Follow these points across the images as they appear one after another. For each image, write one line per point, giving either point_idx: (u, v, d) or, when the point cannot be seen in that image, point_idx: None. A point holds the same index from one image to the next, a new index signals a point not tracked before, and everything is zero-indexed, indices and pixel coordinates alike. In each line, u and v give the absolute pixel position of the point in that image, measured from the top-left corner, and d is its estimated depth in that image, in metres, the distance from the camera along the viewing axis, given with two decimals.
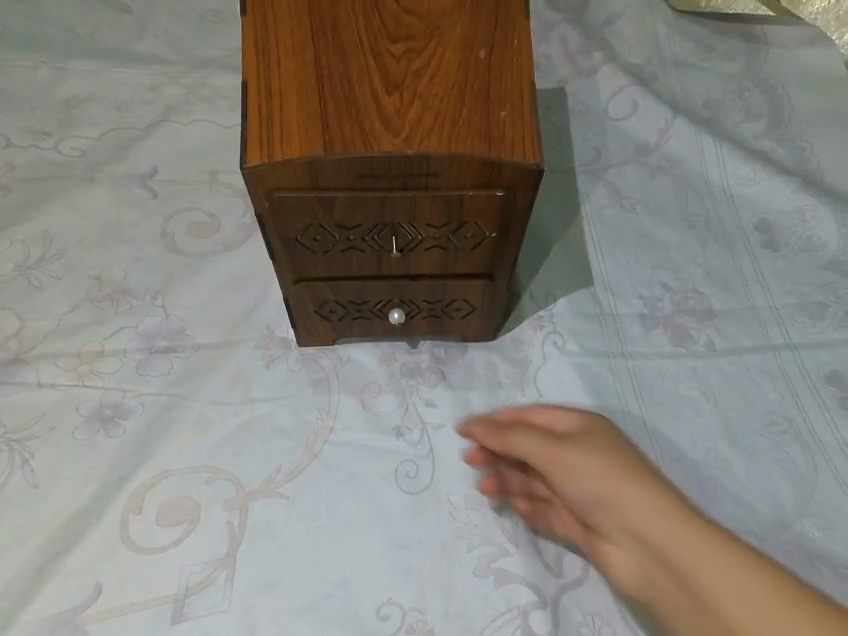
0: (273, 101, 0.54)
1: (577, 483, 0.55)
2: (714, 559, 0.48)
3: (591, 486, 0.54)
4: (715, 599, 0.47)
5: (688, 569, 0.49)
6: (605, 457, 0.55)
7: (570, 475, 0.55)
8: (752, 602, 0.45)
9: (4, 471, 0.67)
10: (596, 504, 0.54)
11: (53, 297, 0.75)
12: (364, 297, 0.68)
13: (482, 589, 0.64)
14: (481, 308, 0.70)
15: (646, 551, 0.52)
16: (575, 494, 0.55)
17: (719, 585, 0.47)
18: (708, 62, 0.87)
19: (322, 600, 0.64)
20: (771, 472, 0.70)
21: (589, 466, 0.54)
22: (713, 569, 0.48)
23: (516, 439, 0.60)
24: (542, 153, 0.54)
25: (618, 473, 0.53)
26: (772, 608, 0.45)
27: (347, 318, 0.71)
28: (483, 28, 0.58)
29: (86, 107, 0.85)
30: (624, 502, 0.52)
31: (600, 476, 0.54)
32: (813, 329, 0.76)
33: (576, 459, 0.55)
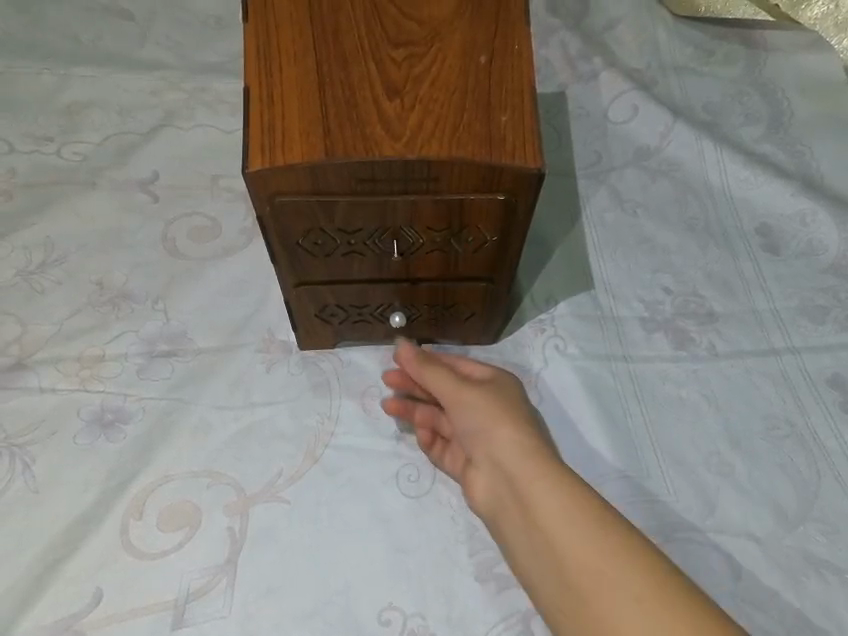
0: (275, 106, 0.54)
1: (467, 414, 0.64)
2: (556, 497, 0.55)
3: (476, 419, 0.63)
4: (541, 516, 0.55)
5: (521, 483, 0.57)
6: (497, 404, 0.63)
7: (463, 406, 0.64)
8: (572, 526, 0.53)
9: (5, 476, 0.67)
10: (474, 433, 0.63)
11: (54, 302, 0.75)
12: (365, 300, 0.68)
13: (483, 594, 0.64)
14: (482, 312, 0.70)
15: (497, 475, 0.60)
16: (462, 424, 0.64)
17: (550, 510, 0.55)
18: (708, 66, 0.88)
19: (323, 604, 0.64)
20: (773, 476, 0.70)
21: (482, 404, 0.63)
22: (551, 499, 0.55)
23: (430, 370, 0.66)
24: (542, 158, 0.54)
25: (501, 415, 0.62)
26: (566, 509, 0.54)
27: (348, 322, 0.71)
28: (483, 34, 0.58)
29: (88, 112, 0.85)
30: (496, 434, 0.61)
31: (486, 411, 0.63)
32: (814, 333, 0.76)
33: (471, 396, 0.64)
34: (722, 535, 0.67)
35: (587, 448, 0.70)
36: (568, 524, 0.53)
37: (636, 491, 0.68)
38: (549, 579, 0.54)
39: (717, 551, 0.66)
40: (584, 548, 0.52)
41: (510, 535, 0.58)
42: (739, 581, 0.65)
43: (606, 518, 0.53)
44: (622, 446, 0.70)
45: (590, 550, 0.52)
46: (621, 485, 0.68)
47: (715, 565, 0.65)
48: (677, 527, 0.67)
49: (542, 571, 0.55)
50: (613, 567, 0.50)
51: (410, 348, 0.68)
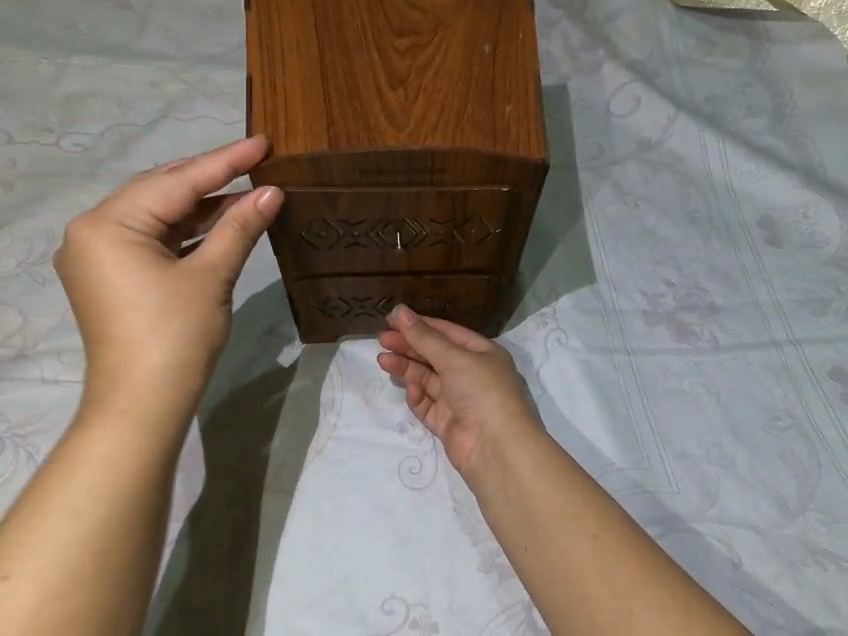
0: (278, 97, 0.54)
1: (458, 377, 0.67)
2: (535, 454, 0.61)
3: (467, 383, 0.67)
4: (517, 467, 0.60)
5: (505, 445, 0.62)
6: (489, 372, 0.67)
7: (454, 370, 0.68)
8: (546, 480, 0.58)
9: (9, 466, 0.67)
10: (463, 395, 0.67)
11: (55, 294, 0.75)
12: (366, 294, 0.68)
13: (485, 585, 0.65)
14: (484, 305, 0.71)
15: (482, 435, 0.65)
16: (451, 386, 0.68)
17: (527, 464, 0.60)
18: (710, 58, 0.88)
19: (327, 594, 0.64)
20: (774, 467, 0.70)
21: (476, 370, 0.67)
22: (530, 456, 0.61)
23: (426, 338, 0.69)
24: (547, 149, 0.54)
25: (492, 383, 0.67)
26: (544, 468, 0.59)
27: (350, 314, 0.71)
28: (487, 24, 0.58)
29: (87, 103, 0.85)
30: (485, 398, 0.66)
31: (478, 378, 0.67)
32: (816, 325, 0.76)
33: (462, 362, 0.68)
34: (724, 527, 0.67)
35: (589, 441, 0.71)
36: (542, 476, 0.59)
37: (639, 483, 0.68)
38: (514, 523, 0.58)
39: (719, 543, 0.66)
40: (555, 497, 0.57)
41: (484, 486, 0.62)
42: (740, 572, 0.65)
43: (579, 476, 0.59)
44: (623, 439, 0.70)
45: (563, 497, 0.57)
46: (623, 476, 0.69)
47: (716, 556, 0.66)
48: (679, 519, 0.67)
49: (509, 515, 0.59)
50: (582, 514, 0.56)
51: (409, 315, 0.69)
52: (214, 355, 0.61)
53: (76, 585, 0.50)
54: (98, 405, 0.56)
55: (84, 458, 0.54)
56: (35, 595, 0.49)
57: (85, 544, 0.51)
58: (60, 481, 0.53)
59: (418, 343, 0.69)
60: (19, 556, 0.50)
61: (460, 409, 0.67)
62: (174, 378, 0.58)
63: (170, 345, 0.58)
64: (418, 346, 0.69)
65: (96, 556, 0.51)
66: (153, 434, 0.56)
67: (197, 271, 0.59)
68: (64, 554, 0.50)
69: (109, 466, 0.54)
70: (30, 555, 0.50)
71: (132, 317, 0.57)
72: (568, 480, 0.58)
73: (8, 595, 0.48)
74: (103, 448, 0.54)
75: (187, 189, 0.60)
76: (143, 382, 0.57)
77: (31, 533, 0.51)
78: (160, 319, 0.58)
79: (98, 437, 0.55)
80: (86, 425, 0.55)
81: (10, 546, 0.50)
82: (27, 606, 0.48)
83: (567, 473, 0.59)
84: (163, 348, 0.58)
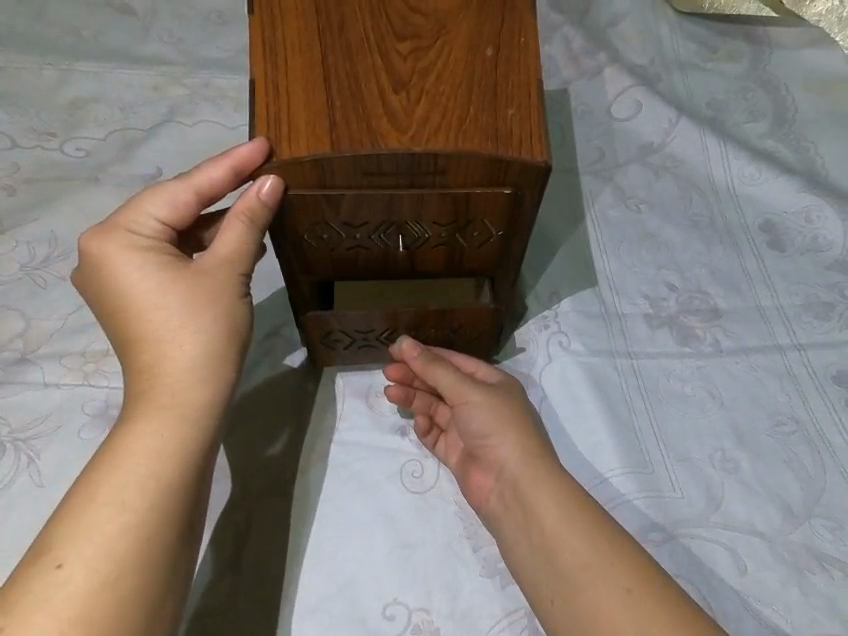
0: (281, 99, 0.54)
1: (473, 415, 0.66)
2: (555, 495, 0.60)
3: (483, 422, 0.65)
4: (538, 510, 0.60)
5: (523, 486, 0.61)
6: (504, 408, 0.66)
7: (468, 408, 0.66)
8: (568, 522, 0.58)
9: (10, 470, 0.67)
10: (479, 436, 0.65)
11: (58, 297, 0.75)
12: (369, 326, 0.66)
13: (488, 590, 0.64)
14: (486, 331, 0.69)
15: (499, 477, 0.64)
16: (466, 425, 0.66)
17: (547, 505, 0.60)
18: (711, 63, 0.87)
19: (329, 599, 0.63)
20: (778, 472, 0.69)
21: (489, 410, 0.65)
22: (551, 497, 0.60)
23: (434, 368, 0.66)
24: (549, 152, 0.54)
25: (508, 419, 0.65)
26: (564, 511, 0.59)
27: (353, 346, 0.70)
28: (490, 27, 0.58)
29: (91, 108, 0.85)
30: (502, 441, 0.64)
31: (494, 417, 0.65)
32: (820, 329, 0.76)
33: (477, 398, 0.66)
34: (728, 531, 0.66)
35: (592, 445, 0.70)
36: (563, 517, 0.59)
37: (642, 486, 0.68)
38: (538, 569, 0.58)
39: (722, 548, 0.66)
40: (577, 543, 0.57)
41: (505, 533, 0.62)
42: (744, 578, 0.65)
43: (600, 519, 0.59)
44: (626, 443, 0.70)
45: (584, 545, 0.57)
46: (626, 480, 0.68)
47: (720, 560, 0.65)
48: (682, 523, 0.67)
49: (532, 559, 0.59)
50: (607, 561, 0.56)
51: (415, 346, 0.66)
52: (246, 349, 0.59)
53: (126, 576, 0.48)
54: (138, 400, 0.55)
55: (128, 450, 0.52)
56: (87, 588, 0.46)
57: (133, 540, 0.49)
58: (101, 478, 0.51)
59: (432, 374, 0.66)
60: (66, 552, 0.47)
61: (475, 446, 0.66)
62: (208, 370, 0.56)
63: (203, 337, 0.56)
64: (431, 377, 0.66)
65: (146, 547, 0.49)
66: (196, 425, 0.54)
67: (218, 260, 0.57)
68: (112, 552, 0.48)
69: (153, 455, 0.52)
70: (78, 548, 0.48)
71: (162, 312, 0.56)
72: (589, 524, 0.58)
73: (59, 585, 0.46)
74: (146, 441, 0.52)
75: (195, 194, 0.58)
76: (179, 375, 0.55)
77: (79, 527, 0.48)
78: (188, 312, 0.56)
79: (136, 432, 0.53)
80: (126, 421, 0.54)
81: (58, 539, 0.48)
82: (78, 607, 0.46)
83: (586, 516, 0.58)
84: (194, 341, 0.56)
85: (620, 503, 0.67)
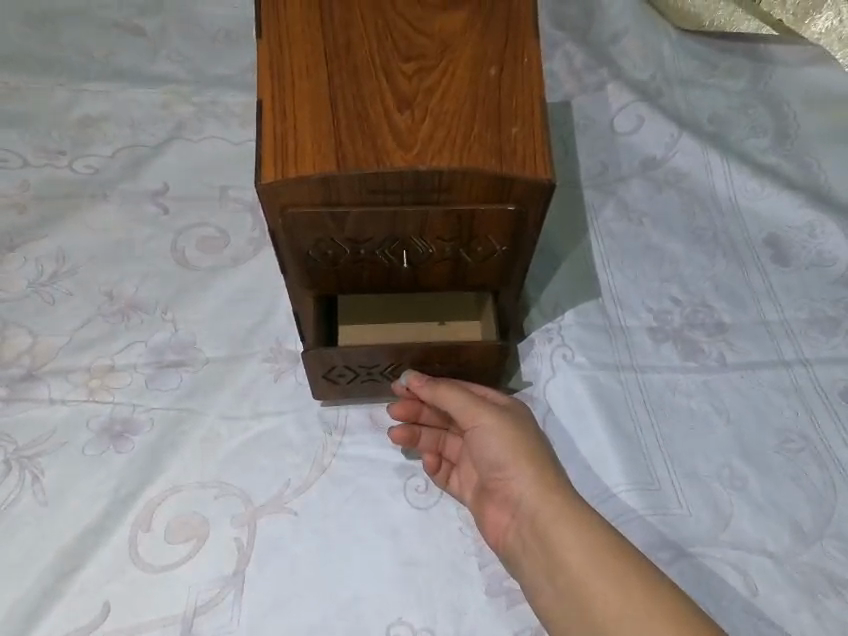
0: (287, 117, 0.55)
1: (486, 440, 0.63)
2: (578, 530, 0.57)
3: (496, 447, 0.63)
4: (561, 552, 0.57)
5: (540, 526, 0.59)
6: (518, 432, 0.63)
7: (480, 430, 0.64)
8: (593, 564, 0.55)
9: (13, 488, 0.67)
10: (494, 461, 0.63)
11: (65, 313, 0.76)
12: (374, 361, 0.64)
13: (493, 609, 0.64)
14: (493, 365, 0.67)
15: (516, 508, 0.62)
16: (481, 448, 0.64)
17: (571, 548, 0.57)
18: (712, 79, 0.88)
19: (332, 618, 0.63)
20: (785, 489, 0.69)
21: (501, 431, 0.63)
22: (575, 537, 0.57)
23: (443, 392, 0.64)
24: (552, 170, 0.54)
25: (522, 444, 0.63)
26: (581, 548, 0.56)
27: (356, 381, 0.68)
28: (493, 48, 0.59)
29: (100, 126, 0.86)
30: (518, 466, 0.62)
31: (508, 440, 0.63)
32: (826, 345, 0.76)
33: (489, 422, 0.63)
34: (736, 550, 0.66)
35: (596, 459, 0.70)
36: (588, 560, 0.56)
37: (646, 502, 0.68)
38: (569, 619, 0.55)
39: (731, 567, 0.65)
40: (604, 586, 0.54)
41: (527, 574, 0.60)
42: (755, 598, 0.64)
43: (618, 545, 0.56)
44: (631, 458, 0.70)
45: (604, 580, 0.54)
46: (630, 497, 0.68)
47: (728, 580, 0.65)
48: (688, 542, 0.66)
49: (560, 608, 0.56)
50: (638, 602, 0.52)
51: (420, 376, 0.65)
52: None
53: None
54: None
55: None
56: None
57: None
58: None
59: (446, 399, 0.64)
60: None
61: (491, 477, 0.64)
62: None
63: None
64: (444, 402, 0.64)
65: None
66: None
67: None
68: None
69: None
70: None
71: None
72: (608, 555, 0.55)
73: None
74: None
75: None
76: None
77: None
78: None
79: None
80: None
81: None
82: None
83: (603, 547, 0.56)
84: None
85: (625, 519, 0.67)
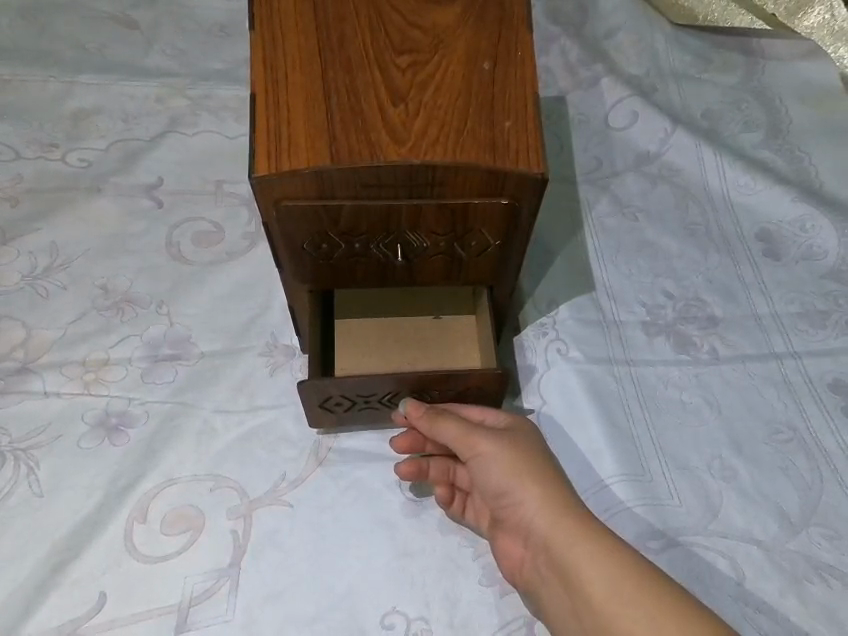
0: (281, 112, 0.55)
1: (489, 469, 0.62)
2: (593, 557, 0.56)
3: (499, 475, 0.61)
4: (588, 586, 0.55)
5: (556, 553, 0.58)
6: (520, 456, 0.61)
7: (481, 458, 0.62)
8: (625, 596, 0.54)
9: (9, 481, 0.67)
10: (499, 490, 0.62)
11: (60, 306, 0.76)
12: (371, 388, 0.63)
13: (487, 598, 0.65)
14: (495, 391, 0.65)
15: (532, 535, 0.60)
16: (484, 477, 0.62)
17: (597, 580, 0.55)
18: (707, 75, 0.90)
19: (327, 609, 0.63)
20: (775, 480, 0.70)
21: (503, 456, 0.61)
22: (597, 568, 0.55)
23: (441, 422, 0.62)
24: (546, 163, 0.55)
25: (526, 468, 0.61)
26: (599, 575, 0.55)
27: (353, 408, 0.66)
28: (486, 42, 0.59)
29: (93, 120, 0.86)
30: (525, 490, 0.60)
31: (510, 465, 0.61)
32: (815, 338, 0.77)
33: (489, 450, 0.61)
34: (726, 540, 0.67)
35: (589, 453, 0.70)
36: (619, 592, 0.54)
37: (638, 495, 0.68)
38: None
39: (721, 556, 0.66)
40: (640, 619, 0.52)
41: (552, 603, 0.59)
42: (743, 587, 0.65)
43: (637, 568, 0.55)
44: (625, 451, 0.70)
45: (628, 611, 0.53)
46: (622, 489, 0.69)
47: (718, 569, 0.65)
48: (680, 532, 0.67)
49: None
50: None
51: (418, 405, 0.63)
52: None
53: None
54: None
55: None
56: None
57: None
58: None
59: (442, 433, 0.62)
60: None
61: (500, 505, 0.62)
62: None
63: None
64: (440, 436, 0.62)
65: None
66: None
67: None
68: None
69: None
70: None
71: None
72: (628, 582, 0.54)
73: None
74: None
75: None
76: None
77: None
78: None
79: None
80: None
81: None
82: None
83: (621, 574, 0.55)
84: None
85: (617, 511, 0.67)
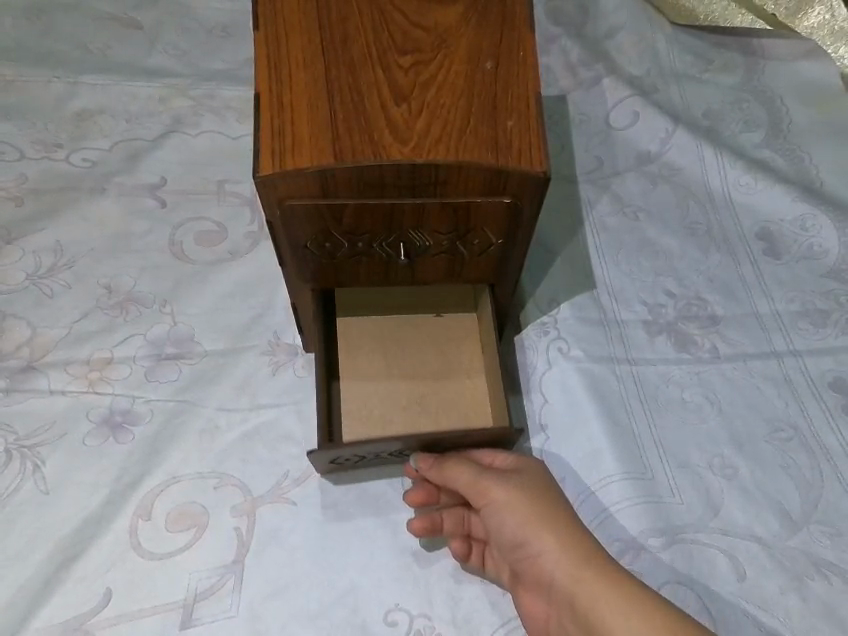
0: (284, 111, 0.55)
1: (502, 517, 0.61)
2: (620, 609, 0.55)
3: (513, 522, 0.60)
4: None
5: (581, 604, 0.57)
6: (533, 502, 0.60)
7: (494, 506, 0.61)
8: None
9: (14, 478, 0.68)
10: (515, 537, 0.61)
11: (65, 305, 0.76)
12: (381, 449, 0.63)
13: (489, 596, 0.65)
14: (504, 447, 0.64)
15: (553, 583, 0.60)
16: (499, 525, 0.62)
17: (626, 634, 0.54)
18: (708, 74, 0.90)
19: (331, 605, 0.64)
20: (776, 478, 0.70)
21: (516, 502, 0.60)
22: (624, 621, 0.55)
23: (451, 469, 0.62)
24: (548, 162, 0.55)
25: (540, 513, 0.60)
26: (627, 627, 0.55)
27: (362, 460, 0.66)
28: (488, 42, 0.59)
29: (96, 120, 0.86)
30: (542, 538, 0.59)
31: (524, 510, 0.60)
32: (815, 337, 0.77)
33: (502, 497, 0.61)
34: (727, 538, 0.67)
35: (591, 451, 0.71)
36: None
37: (639, 493, 0.68)
38: None
39: (722, 553, 0.66)
40: None
41: None
42: (744, 584, 0.65)
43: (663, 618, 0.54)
44: (626, 451, 0.70)
45: None
46: (624, 486, 0.69)
47: (720, 566, 0.66)
48: (681, 530, 0.67)
49: None
50: None
51: (427, 457, 0.64)
52: None
53: None
54: None
55: None
56: None
57: None
58: None
59: (453, 479, 0.62)
60: None
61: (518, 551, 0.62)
62: None
63: None
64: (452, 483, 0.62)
65: None
66: None
67: None
68: None
69: None
70: None
71: None
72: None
73: None
74: None
75: None
76: None
77: None
78: None
79: None
80: None
81: None
82: None
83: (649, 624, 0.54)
84: None
85: (617, 509, 0.68)
